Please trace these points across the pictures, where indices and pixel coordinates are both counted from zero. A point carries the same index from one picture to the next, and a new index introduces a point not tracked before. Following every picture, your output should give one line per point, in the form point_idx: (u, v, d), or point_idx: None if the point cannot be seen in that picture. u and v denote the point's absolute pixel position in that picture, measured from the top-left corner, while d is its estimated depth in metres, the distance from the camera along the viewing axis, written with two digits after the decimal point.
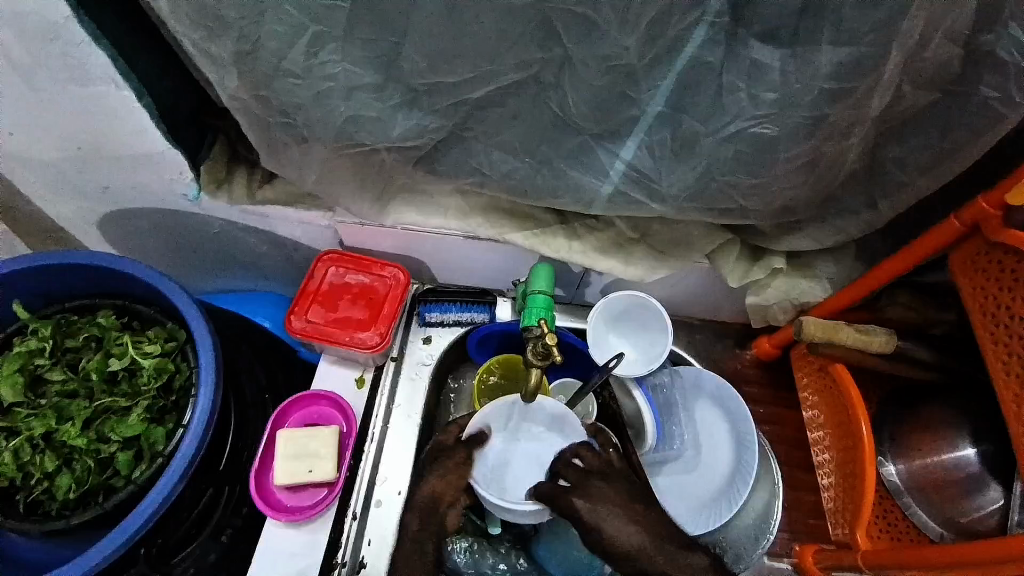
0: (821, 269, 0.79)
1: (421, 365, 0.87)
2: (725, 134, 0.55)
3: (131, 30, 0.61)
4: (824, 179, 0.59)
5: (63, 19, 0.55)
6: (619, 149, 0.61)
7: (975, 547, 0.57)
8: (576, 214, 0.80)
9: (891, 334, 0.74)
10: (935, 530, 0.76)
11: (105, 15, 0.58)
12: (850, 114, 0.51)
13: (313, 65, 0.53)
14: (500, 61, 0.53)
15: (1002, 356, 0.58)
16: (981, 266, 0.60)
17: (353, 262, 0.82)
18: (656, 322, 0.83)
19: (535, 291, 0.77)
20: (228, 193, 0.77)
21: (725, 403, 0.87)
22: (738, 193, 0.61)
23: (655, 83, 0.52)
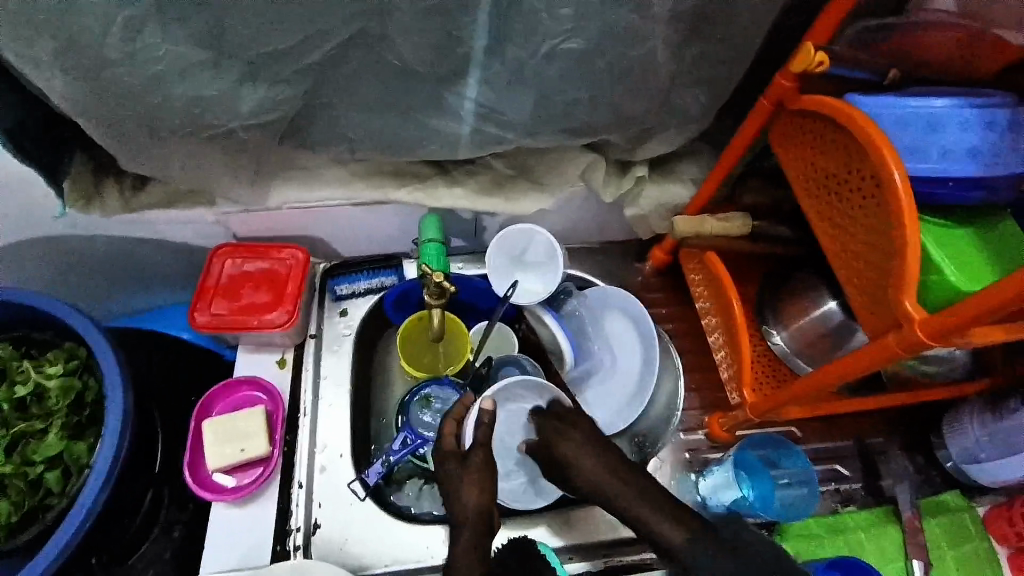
0: (684, 172, 0.88)
1: (341, 336, 0.90)
2: (544, 55, 0.59)
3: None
4: (651, 85, 0.65)
5: None
6: (464, 90, 0.65)
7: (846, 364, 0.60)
8: (454, 162, 0.84)
9: (745, 214, 0.85)
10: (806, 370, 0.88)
11: None
12: (647, 18, 0.57)
13: (137, 50, 0.54)
14: (323, 19, 0.55)
15: (817, 205, 0.63)
16: (792, 132, 0.65)
17: (249, 250, 0.84)
18: (547, 250, 0.90)
19: (426, 240, 0.83)
20: (102, 206, 0.75)
21: (632, 316, 0.94)
22: (578, 110, 0.67)
23: (471, 17, 0.56)
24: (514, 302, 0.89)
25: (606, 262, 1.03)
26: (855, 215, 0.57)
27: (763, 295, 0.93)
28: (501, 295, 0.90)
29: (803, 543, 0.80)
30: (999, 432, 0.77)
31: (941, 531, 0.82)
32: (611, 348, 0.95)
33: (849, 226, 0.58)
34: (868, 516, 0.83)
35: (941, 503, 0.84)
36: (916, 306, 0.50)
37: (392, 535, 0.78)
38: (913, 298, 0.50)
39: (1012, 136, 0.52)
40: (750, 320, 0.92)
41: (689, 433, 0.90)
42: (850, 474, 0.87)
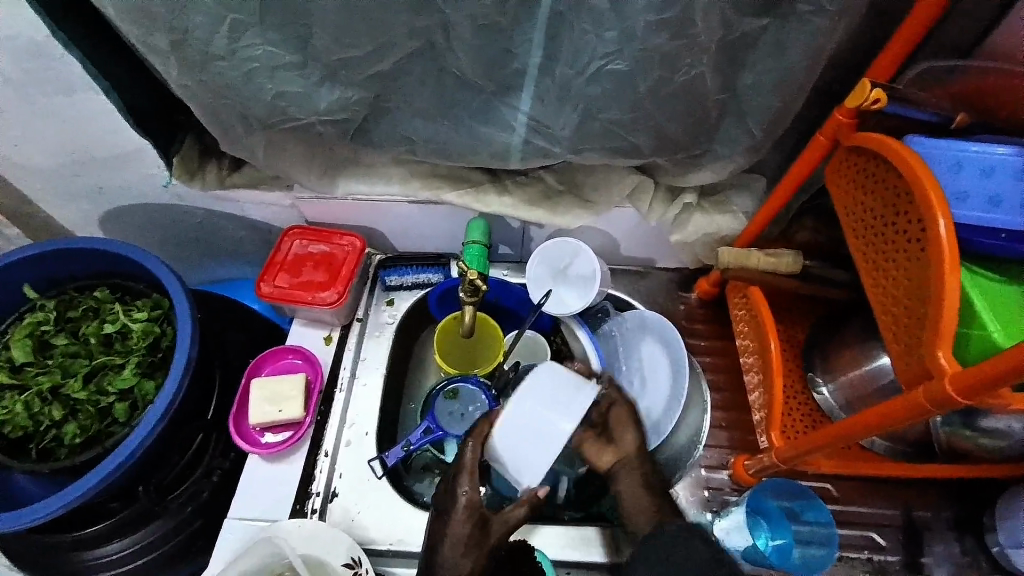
0: (736, 203, 0.86)
1: (384, 324, 0.96)
2: (590, 74, 0.62)
3: (107, 48, 0.70)
4: (696, 109, 0.66)
5: (45, 40, 0.65)
6: (516, 103, 0.69)
7: (876, 414, 0.57)
8: (507, 172, 0.88)
9: (796, 253, 0.82)
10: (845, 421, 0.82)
11: (81, 33, 0.67)
12: (692, 44, 0.58)
13: (236, 48, 0.63)
14: (393, 31, 0.62)
15: (864, 247, 0.60)
16: (844, 170, 0.63)
17: (314, 234, 0.92)
18: (587, 264, 0.91)
19: (471, 241, 0.87)
20: (201, 181, 0.86)
21: (668, 341, 0.92)
22: (622, 128, 0.69)
23: (526, 35, 0.60)
24: (547, 309, 0.91)
25: (650, 286, 1.02)
26: (897, 260, 0.54)
27: (812, 337, 0.88)
28: (535, 301, 0.91)
29: None
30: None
31: None
32: (643, 371, 0.93)
33: (890, 272, 0.55)
34: None
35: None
36: (949, 360, 0.47)
37: (401, 514, 0.82)
38: (947, 351, 0.47)
39: None
40: (794, 362, 0.87)
41: (711, 471, 0.87)
42: (885, 545, 0.79)
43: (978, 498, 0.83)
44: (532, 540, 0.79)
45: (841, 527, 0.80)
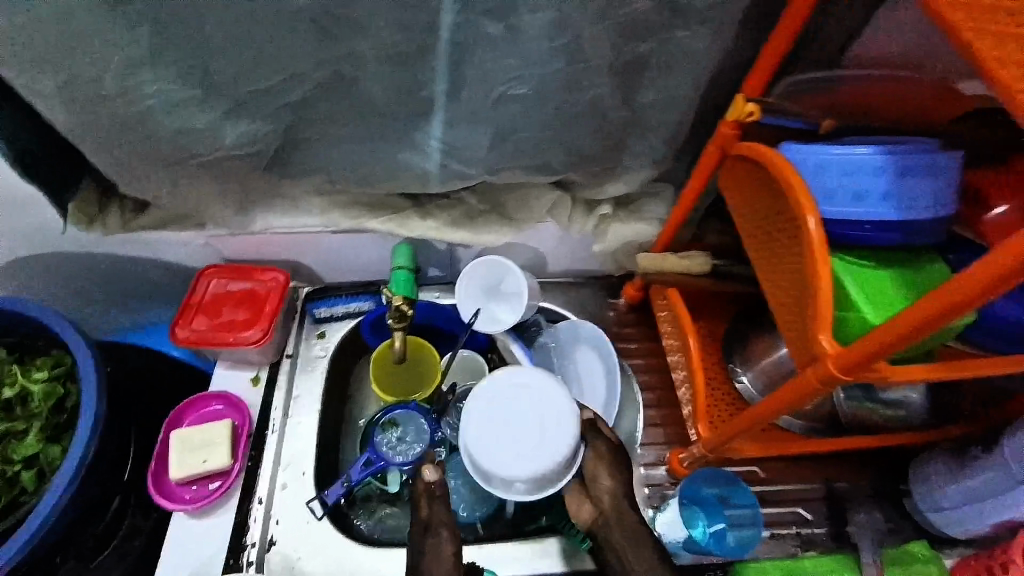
0: (650, 212, 0.91)
1: (315, 357, 0.93)
2: (494, 99, 0.65)
3: None
4: (600, 127, 0.70)
5: None
6: (429, 130, 0.70)
7: (780, 398, 0.61)
8: (428, 196, 0.89)
9: (707, 253, 0.88)
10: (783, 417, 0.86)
11: None
12: (586, 68, 0.62)
13: (131, 88, 0.61)
14: (297, 65, 0.62)
15: (756, 244, 0.65)
16: (735, 176, 0.68)
17: (233, 271, 0.89)
18: (515, 280, 0.93)
19: (397, 266, 0.87)
20: (104, 226, 0.82)
21: (600, 347, 0.96)
22: (532, 148, 0.72)
23: (430, 66, 0.62)
24: (478, 327, 0.92)
25: (580, 295, 1.06)
26: (783, 255, 0.60)
27: (731, 330, 0.94)
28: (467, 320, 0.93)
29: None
30: (960, 481, 0.76)
31: None
32: (577, 379, 0.96)
33: (779, 266, 0.61)
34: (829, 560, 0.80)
35: (909, 553, 0.80)
36: (830, 341, 0.52)
37: (345, 553, 0.79)
38: (829, 334, 0.52)
39: (933, 180, 0.54)
40: (716, 356, 0.93)
41: (652, 468, 0.89)
42: (811, 518, 0.85)
43: (886, 463, 0.90)
44: (475, 558, 0.79)
45: (771, 506, 0.86)
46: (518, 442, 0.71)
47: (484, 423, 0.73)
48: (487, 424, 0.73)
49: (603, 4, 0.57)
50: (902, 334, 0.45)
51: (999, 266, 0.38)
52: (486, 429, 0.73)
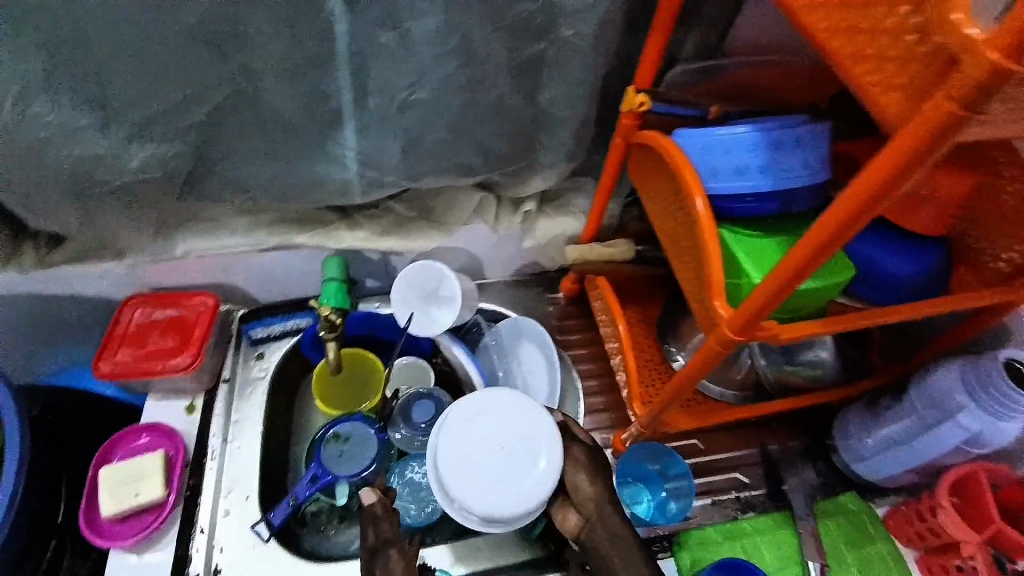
0: (574, 206, 0.95)
1: (254, 379, 0.92)
2: (399, 105, 0.67)
3: None
4: (509, 126, 0.73)
5: None
6: (342, 141, 0.71)
7: (693, 366, 0.65)
8: (355, 207, 0.89)
9: (631, 241, 0.92)
10: (717, 391, 0.89)
11: None
12: (483, 69, 0.65)
13: (22, 118, 0.60)
14: (197, 85, 0.62)
15: (662, 225, 0.69)
16: (639, 163, 0.72)
17: (158, 299, 0.87)
18: (448, 284, 0.93)
19: (327, 279, 0.88)
20: (15, 265, 0.79)
21: (541, 342, 0.98)
22: (446, 151, 0.74)
23: (332, 77, 0.64)
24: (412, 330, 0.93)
25: (519, 293, 1.08)
26: (683, 233, 0.64)
27: (663, 314, 0.98)
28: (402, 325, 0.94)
29: (702, 549, 0.80)
30: (877, 432, 0.80)
31: (840, 533, 0.82)
32: (520, 375, 0.98)
33: (681, 243, 0.65)
34: (764, 520, 0.84)
35: (838, 505, 0.84)
36: (725, 307, 0.56)
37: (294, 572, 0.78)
38: (722, 299, 0.56)
39: (800, 151, 0.58)
40: (651, 339, 0.96)
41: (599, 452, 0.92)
42: (750, 482, 0.89)
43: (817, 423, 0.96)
44: (429, 559, 0.80)
45: (712, 475, 0.90)
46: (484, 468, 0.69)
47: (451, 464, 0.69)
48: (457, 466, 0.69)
49: (487, 7, 0.60)
50: (773, 295, 0.49)
51: (832, 223, 0.42)
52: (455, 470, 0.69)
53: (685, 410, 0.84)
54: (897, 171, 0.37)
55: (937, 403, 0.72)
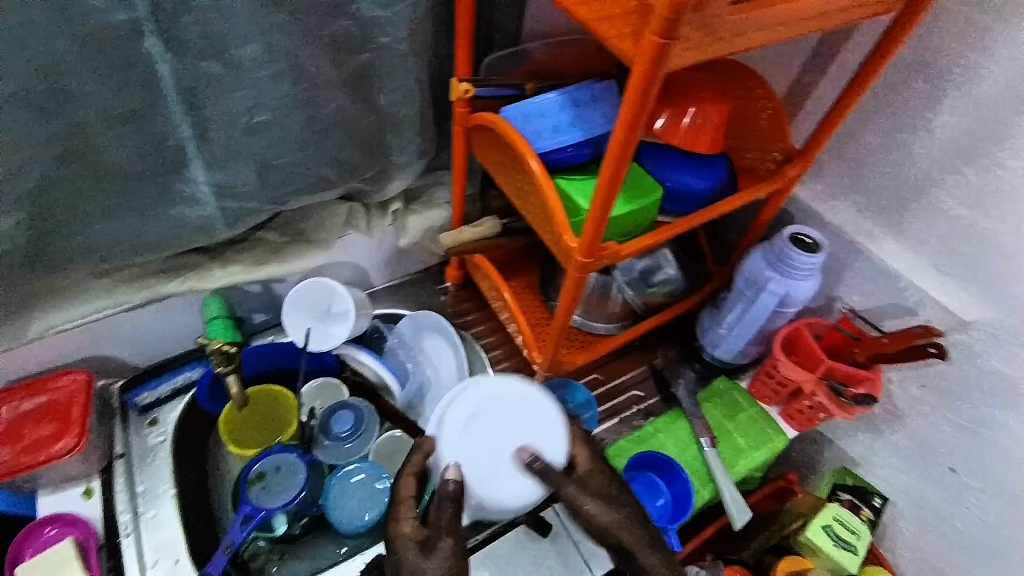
0: (438, 198, 1.02)
1: (154, 445, 0.87)
2: (244, 132, 0.69)
3: None
4: (357, 134, 0.79)
5: None
6: (194, 177, 0.72)
7: (566, 300, 0.75)
8: (222, 245, 0.89)
9: (495, 218, 1.00)
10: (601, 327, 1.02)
11: None
12: (317, 84, 0.70)
13: None
14: (19, 148, 0.60)
15: (513, 191, 0.79)
16: (482, 143, 0.82)
17: (24, 389, 0.80)
18: (338, 298, 0.95)
19: (211, 318, 0.86)
20: None
21: (443, 331, 1.04)
22: (303, 168, 0.78)
23: (167, 116, 0.65)
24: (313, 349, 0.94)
25: (411, 292, 1.13)
26: (528, 191, 0.74)
27: (542, 276, 1.09)
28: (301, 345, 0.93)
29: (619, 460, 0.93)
30: (725, 321, 0.98)
31: (717, 411, 0.98)
32: (431, 365, 1.03)
33: (529, 200, 0.75)
34: (662, 419, 0.98)
35: (713, 390, 1.00)
36: (573, 239, 0.67)
37: None
38: (569, 234, 0.67)
39: (598, 105, 0.71)
40: (536, 300, 1.06)
41: None
42: (644, 394, 1.05)
43: (686, 333, 1.13)
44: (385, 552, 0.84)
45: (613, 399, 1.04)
46: (489, 442, 0.75)
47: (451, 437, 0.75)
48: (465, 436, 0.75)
49: (306, 28, 0.65)
50: (596, 217, 0.60)
51: (619, 144, 0.53)
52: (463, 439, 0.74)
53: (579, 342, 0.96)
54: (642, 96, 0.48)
55: (754, 283, 0.90)
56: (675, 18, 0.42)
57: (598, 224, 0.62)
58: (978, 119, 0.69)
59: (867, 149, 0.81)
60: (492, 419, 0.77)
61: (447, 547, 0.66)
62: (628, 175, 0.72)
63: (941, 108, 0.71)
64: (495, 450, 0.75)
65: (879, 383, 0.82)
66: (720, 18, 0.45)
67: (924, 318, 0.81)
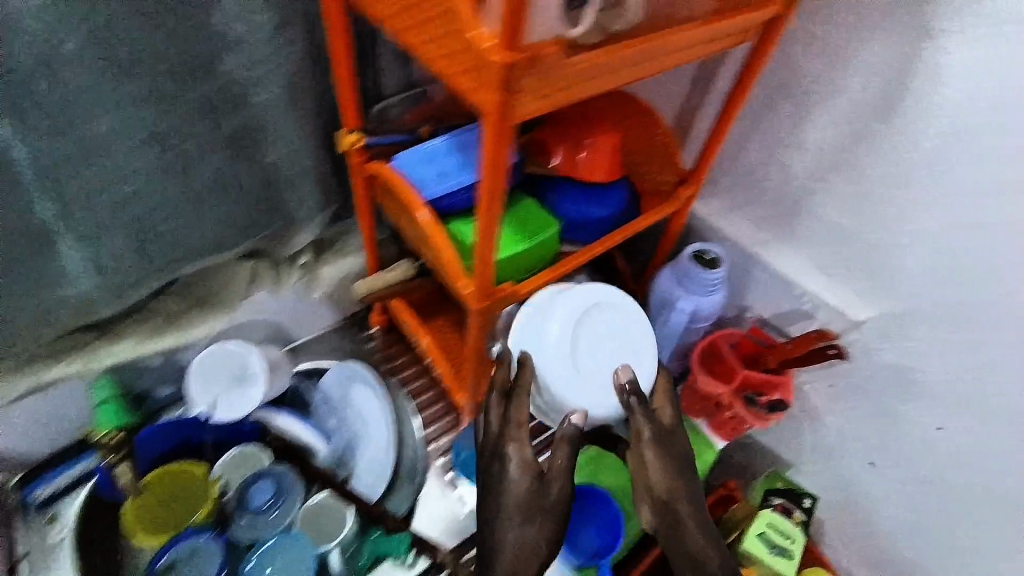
0: (352, 245, 0.98)
1: (61, 539, 0.84)
2: (111, 205, 0.65)
3: None
4: (245, 193, 0.75)
5: None
6: (62, 259, 0.67)
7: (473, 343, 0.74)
8: (109, 320, 0.82)
9: (411, 261, 0.96)
10: None
11: None
12: (191, 148, 0.67)
13: None
14: None
15: (413, 238, 0.78)
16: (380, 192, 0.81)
17: None
18: (238, 364, 0.89)
19: (99, 402, 0.84)
20: None
21: (367, 380, 0.98)
22: (188, 234, 0.74)
23: (19, 200, 0.60)
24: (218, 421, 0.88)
25: (335, 342, 1.08)
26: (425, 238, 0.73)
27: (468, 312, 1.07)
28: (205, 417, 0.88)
29: None
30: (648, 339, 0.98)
31: None
32: (356, 418, 0.97)
33: (427, 247, 0.74)
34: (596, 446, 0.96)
35: None
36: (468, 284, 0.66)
37: None
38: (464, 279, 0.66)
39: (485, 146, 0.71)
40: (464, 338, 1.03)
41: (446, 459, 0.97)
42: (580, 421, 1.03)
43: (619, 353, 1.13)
44: None
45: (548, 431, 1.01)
46: (593, 345, 0.80)
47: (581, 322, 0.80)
48: (581, 337, 0.79)
49: (167, 93, 0.62)
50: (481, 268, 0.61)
51: (489, 193, 0.53)
52: (576, 345, 0.79)
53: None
54: (500, 147, 0.48)
55: (667, 302, 0.92)
56: (509, 81, 0.42)
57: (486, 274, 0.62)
58: (843, 132, 0.72)
59: (752, 165, 0.84)
60: (609, 312, 0.82)
61: (557, 488, 0.71)
62: (518, 214, 0.73)
63: (812, 123, 0.75)
64: (604, 343, 0.81)
65: (790, 388, 0.86)
66: (558, 68, 0.46)
67: (823, 321, 0.85)
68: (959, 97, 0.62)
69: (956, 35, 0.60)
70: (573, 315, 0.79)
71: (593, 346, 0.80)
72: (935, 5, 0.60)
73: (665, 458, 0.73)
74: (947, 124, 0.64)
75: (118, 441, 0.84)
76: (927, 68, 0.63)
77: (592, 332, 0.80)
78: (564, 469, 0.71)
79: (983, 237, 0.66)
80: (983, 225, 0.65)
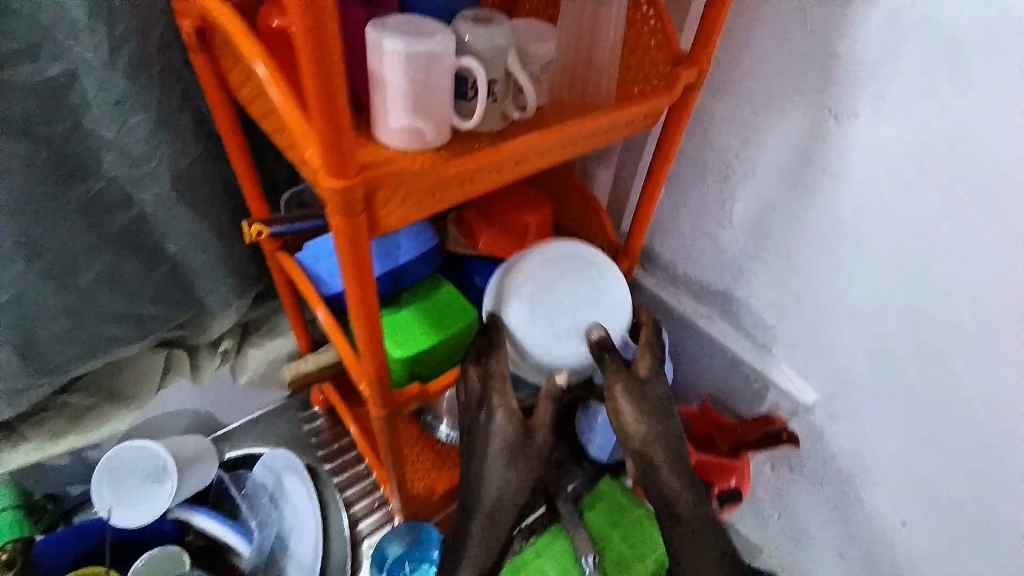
0: (281, 326, 0.93)
1: None
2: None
3: None
4: (144, 289, 0.71)
5: None
6: None
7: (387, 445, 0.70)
8: (14, 418, 0.77)
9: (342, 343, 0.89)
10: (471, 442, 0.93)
11: None
12: (73, 251, 0.63)
13: None
14: None
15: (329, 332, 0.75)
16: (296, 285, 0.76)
17: None
18: (152, 459, 0.83)
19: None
20: None
21: (300, 472, 0.90)
22: (79, 335, 0.69)
23: None
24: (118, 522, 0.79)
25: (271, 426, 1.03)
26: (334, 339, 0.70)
27: None
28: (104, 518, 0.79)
29: None
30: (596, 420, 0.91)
31: (598, 519, 0.90)
32: (284, 516, 0.89)
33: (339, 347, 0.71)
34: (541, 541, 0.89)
35: (596, 492, 0.93)
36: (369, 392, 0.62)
37: None
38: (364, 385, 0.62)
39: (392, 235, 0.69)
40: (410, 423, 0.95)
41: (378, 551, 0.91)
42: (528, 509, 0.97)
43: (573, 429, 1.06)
44: None
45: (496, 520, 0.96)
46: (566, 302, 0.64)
47: (544, 278, 0.65)
48: (559, 275, 0.65)
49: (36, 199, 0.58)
50: (376, 387, 0.57)
51: (359, 313, 0.49)
52: (554, 283, 0.65)
53: (430, 453, 0.93)
54: (358, 272, 0.45)
55: None
56: (350, 214, 0.40)
57: (384, 391, 0.58)
58: (768, 209, 0.69)
59: (684, 239, 0.81)
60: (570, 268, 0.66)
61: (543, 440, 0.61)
62: (430, 304, 0.70)
63: (737, 199, 0.71)
64: (579, 301, 0.64)
65: (746, 472, 0.79)
66: (414, 185, 0.44)
67: (773, 401, 0.79)
68: (874, 179, 0.58)
69: (866, 117, 0.56)
70: (546, 254, 0.67)
71: (563, 301, 0.64)
72: (838, 87, 0.57)
73: (653, 418, 0.60)
74: (865, 206, 0.60)
75: (10, 555, 0.70)
76: (839, 148, 0.60)
77: (561, 289, 0.65)
78: (547, 422, 0.61)
79: (918, 322, 0.61)
80: (917, 310, 0.60)
